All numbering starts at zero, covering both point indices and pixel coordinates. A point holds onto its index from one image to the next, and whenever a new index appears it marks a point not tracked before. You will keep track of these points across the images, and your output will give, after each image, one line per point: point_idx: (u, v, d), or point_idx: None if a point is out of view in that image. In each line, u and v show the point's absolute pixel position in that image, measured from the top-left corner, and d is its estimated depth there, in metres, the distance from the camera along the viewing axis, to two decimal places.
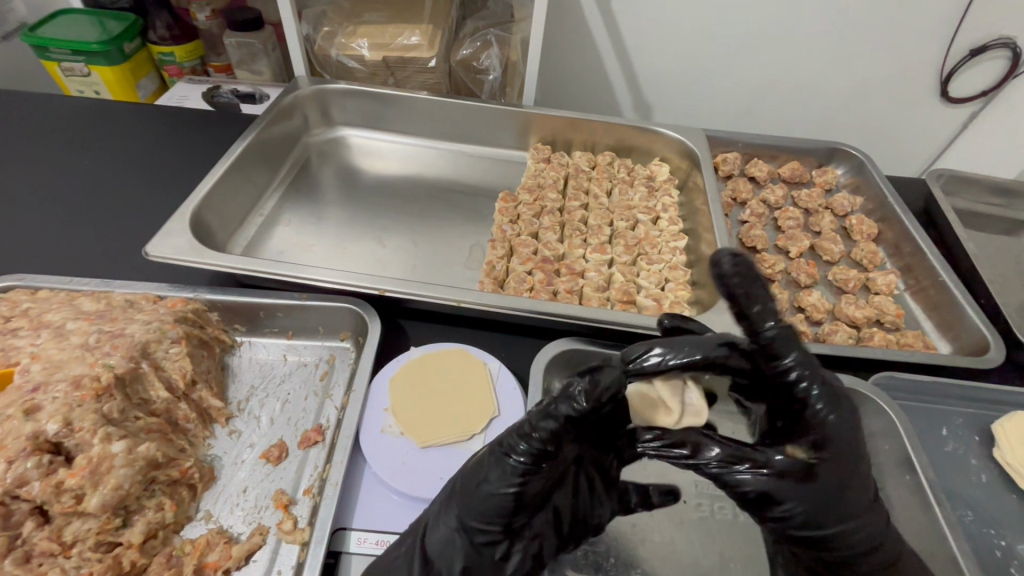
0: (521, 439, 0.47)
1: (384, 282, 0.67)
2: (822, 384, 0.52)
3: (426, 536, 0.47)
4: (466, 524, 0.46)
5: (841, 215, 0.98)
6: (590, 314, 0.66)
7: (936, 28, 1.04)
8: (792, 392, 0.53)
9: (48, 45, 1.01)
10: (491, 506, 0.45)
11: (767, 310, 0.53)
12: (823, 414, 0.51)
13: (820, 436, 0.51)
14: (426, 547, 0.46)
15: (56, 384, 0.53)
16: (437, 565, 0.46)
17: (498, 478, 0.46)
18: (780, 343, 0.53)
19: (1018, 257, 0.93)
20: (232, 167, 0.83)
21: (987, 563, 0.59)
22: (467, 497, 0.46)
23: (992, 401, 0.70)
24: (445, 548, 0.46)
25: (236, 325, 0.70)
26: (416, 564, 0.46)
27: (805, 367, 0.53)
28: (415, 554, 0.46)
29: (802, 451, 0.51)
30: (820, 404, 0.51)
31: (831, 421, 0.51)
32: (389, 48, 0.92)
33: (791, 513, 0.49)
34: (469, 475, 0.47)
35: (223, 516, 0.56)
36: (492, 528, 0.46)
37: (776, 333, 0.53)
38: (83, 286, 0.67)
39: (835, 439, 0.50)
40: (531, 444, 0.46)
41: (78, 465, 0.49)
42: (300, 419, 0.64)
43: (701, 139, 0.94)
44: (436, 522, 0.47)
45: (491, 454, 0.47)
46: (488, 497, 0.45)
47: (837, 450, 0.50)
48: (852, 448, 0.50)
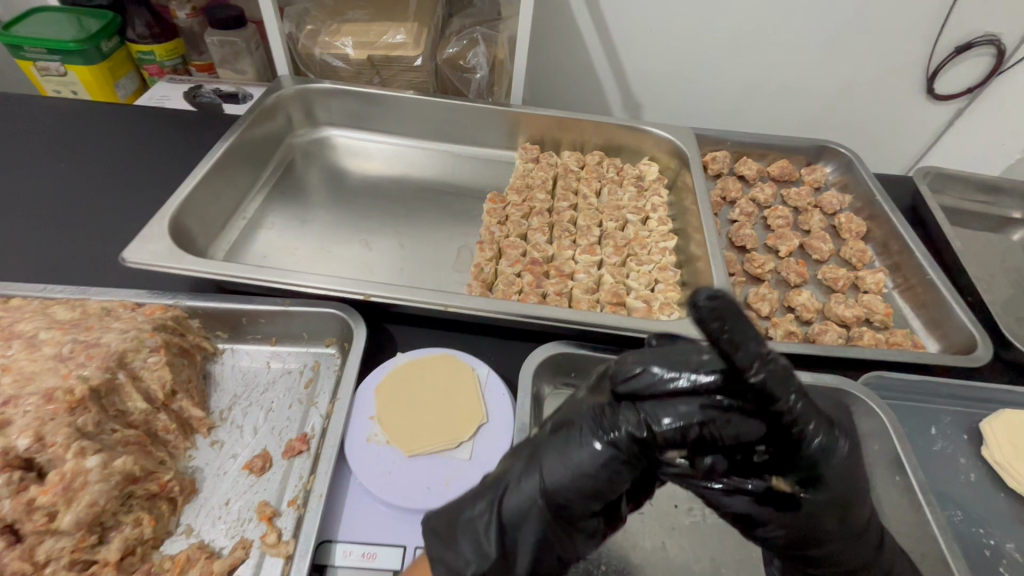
0: (611, 424, 0.44)
1: (368, 287, 0.65)
2: (818, 416, 0.41)
3: (506, 497, 0.46)
4: (548, 492, 0.44)
5: (829, 213, 0.97)
6: (579, 318, 0.65)
7: (922, 26, 1.04)
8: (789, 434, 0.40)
9: (23, 44, 0.97)
10: (576, 478, 0.44)
11: (752, 354, 0.37)
12: (821, 447, 0.41)
13: (818, 472, 0.42)
14: (502, 509, 0.45)
15: (28, 398, 0.52)
16: (511, 527, 0.45)
17: (585, 453, 0.44)
18: (771, 384, 0.38)
19: (1004, 254, 0.93)
20: (214, 169, 0.81)
21: (976, 562, 0.59)
22: (550, 464, 0.45)
23: (980, 399, 0.71)
24: (522, 512, 0.45)
25: (218, 332, 0.68)
26: (491, 525, 0.45)
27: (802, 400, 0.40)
28: (491, 515, 0.45)
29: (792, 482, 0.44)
30: (817, 439, 0.41)
31: (828, 454, 0.42)
32: (373, 46, 0.90)
33: (776, 534, 0.46)
34: (557, 443, 0.46)
35: (205, 530, 0.54)
36: (575, 501, 0.44)
37: (768, 378, 0.37)
38: (58, 294, 0.65)
39: (835, 470, 0.43)
40: (622, 432, 0.43)
41: (50, 481, 0.48)
42: (284, 428, 0.62)
43: (690, 138, 0.93)
44: (516, 487, 0.46)
45: (583, 427, 0.45)
46: (575, 471, 0.44)
47: (836, 482, 0.43)
48: (851, 475, 0.44)
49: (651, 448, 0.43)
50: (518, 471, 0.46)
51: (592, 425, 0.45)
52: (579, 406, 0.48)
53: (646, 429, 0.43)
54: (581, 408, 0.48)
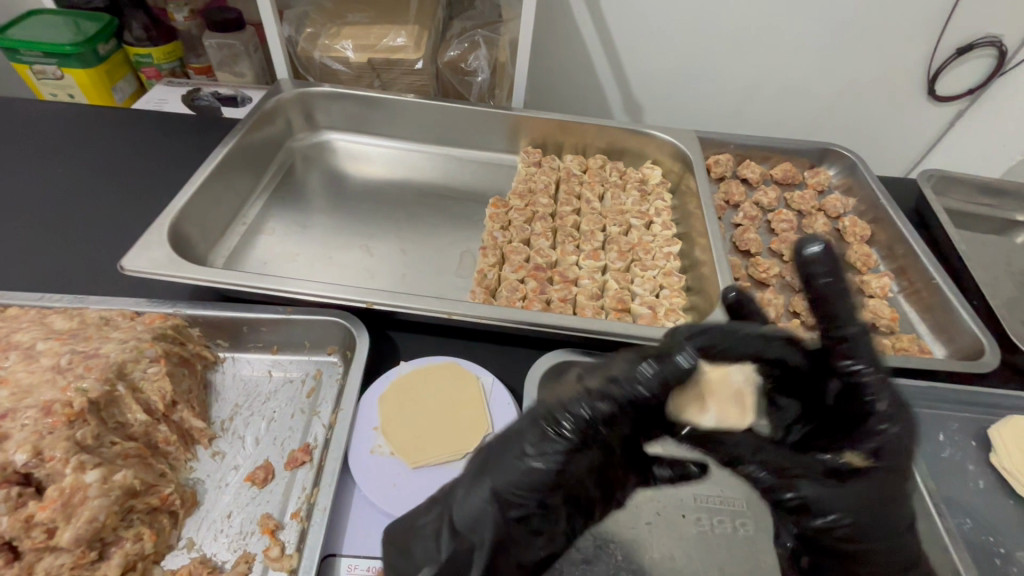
0: (563, 414, 0.42)
1: (371, 295, 0.64)
2: (890, 396, 0.47)
3: (453, 506, 0.43)
4: (500, 495, 0.42)
5: (833, 216, 0.97)
6: (585, 326, 0.64)
7: (925, 28, 1.04)
8: (858, 399, 0.48)
9: (19, 47, 0.96)
10: (527, 478, 0.41)
11: (846, 310, 0.47)
12: (886, 428, 0.46)
13: (880, 447, 0.46)
14: (453, 518, 0.43)
15: (26, 411, 0.51)
16: (467, 537, 0.42)
17: (534, 449, 0.42)
18: (857, 343, 0.48)
19: (1009, 257, 0.93)
20: (213, 174, 0.80)
21: (987, 572, 0.58)
22: (501, 466, 0.42)
23: (988, 405, 0.70)
24: (475, 521, 0.42)
25: (219, 341, 0.68)
26: (444, 534, 0.43)
27: (876, 375, 0.47)
28: (444, 523, 0.44)
29: (857, 458, 0.47)
30: (884, 419, 0.46)
31: (892, 432, 0.46)
32: (374, 49, 0.89)
33: (836, 523, 0.45)
34: (504, 445, 0.43)
35: (206, 543, 0.54)
36: (528, 501, 0.42)
37: (854, 334, 0.48)
38: (55, 303, 0.64)
39: (897, 452, 0.46)
40: (572, 419, 0.42)
41: (49, 497, 0.47)
42: (286, 438, 0.61)
43: (693, 142, 0.93)
44: (465, 495, 0.43)
45: (529, 425, 0.43)
46: (523, 470, 0.42)
47: (894, 461, 0.46)
48: (907, 459, 0.46)
49: (601, 434, 0.42)
50: (467, 476, 0.44)
51: (544, 418, 0.43)
52: (526, 404, 0.45)
53: (594, 409, 0.42)
54: (535, 406, 0.45)
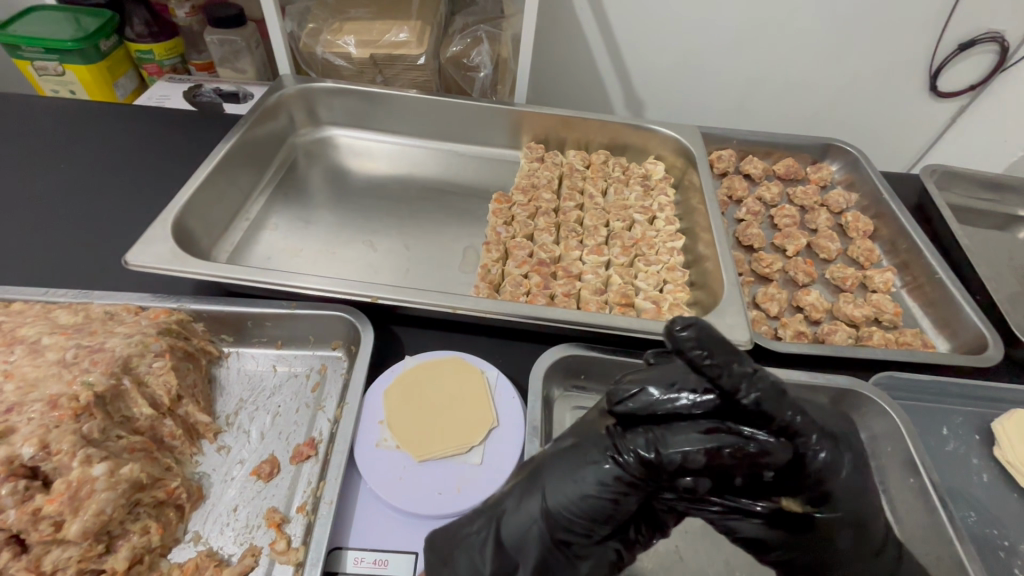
0: (622, 446, 0.42)
1: (376, 290, 0.64)
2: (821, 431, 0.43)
3: (501, 521, 0.44)
4: (551, 516, 0.42)
5: (836, 212, 0.97)
6: (590, 320, 0.64)
7: (928, 23, 1.03)
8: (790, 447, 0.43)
9: (21, 43, 0.96)
10: (581, 505, 0.42)
11: (743, 375, 0.40)
12: (827, 462, 0.43)
13: (827, 489, 0.44)
14: (501, 532, 0.44)
15: (33, 404, 0.51)
16: (511, 551, 0.43)
17: (593, 479, 0.42)
18: (770, 404, 0.40)
19: (1011, 252, 0.93)
20: (217, 170, 0.80)
21: (991, 563, 0.58)
22: (556, 490, 0.43)
23: (991, 399, 0.70)
24: (521, 537, 0.43)
25: (224, 336, 0.68)
26: (488, 547, 0.44)
27: (802, 417, 0.42)
28: (491, 536, 0.44)
29: (798, 503, 0.46)
30: (824, 453, 0.43)
31: (834, 469, 0.44)
32: (376, 45, 0.89)
33: (787, 557, 0.47)
34: (562, 468, 0.43)
35: (213, 537, 0.54)
36: (577, 528, 0.42)
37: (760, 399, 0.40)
38: (59, 297, 0.64)
39: (840, 487, 0.45)
40: (632, 455, 0.41)
41: (56, 490, 0.47)
42: (291, 433, 0.61)
43: (696, 137, 0.93)
44: (516, 506, 0.44)
45: (589, 450, 0.43)
46: (580, 495, 0.42)
47: (842, 499, 0.45)
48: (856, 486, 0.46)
49: (655, 479, 0.41)
50: (518, 493, 0.45)
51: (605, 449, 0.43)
52: (587, 430, 0.46)
53: (656, 453, 0.41)
54: (590, 430, 0.46)
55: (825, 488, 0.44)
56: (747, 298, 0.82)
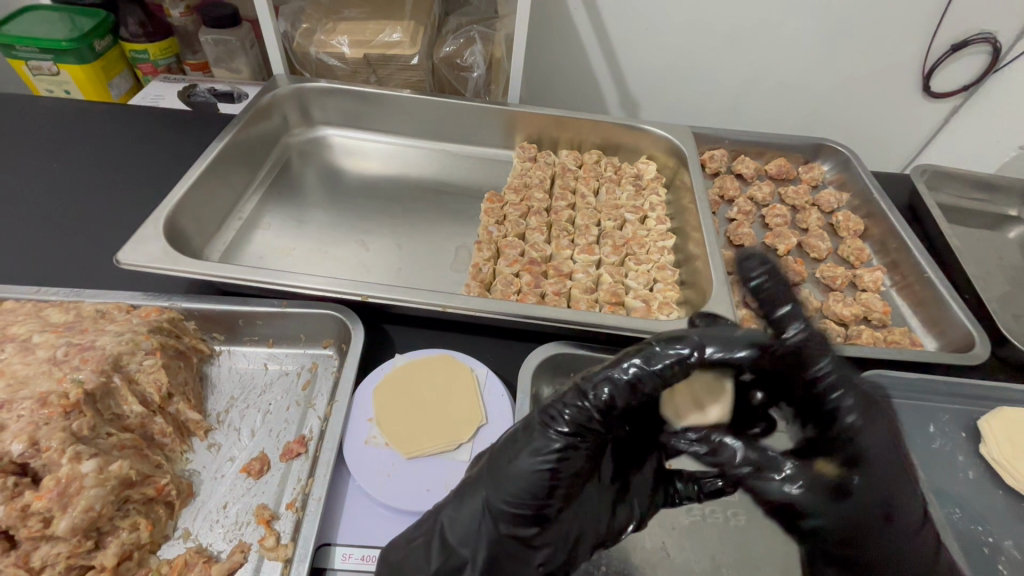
0: (560, 412, 0.44)
1: (366, 288, 0.64)
2: (855, 394, 0.51)
3: (446, 522, 0.44)
4: (493, 506, 0.43)
5: (827, 211, 0.98)
6: (578, 318, 0.64)
7: (919, 24, 1.04)
8: (827, 407, 0.52)
9: (15, 43, 0.96)
10: (522, 487, 0.42)
11: (792, 315, 0.54)
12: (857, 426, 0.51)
13: (856, 451, 0.50)
14: (446, 531, 0.44)
15: (22, 402, 0.51)
16: (458, 548, 0.43)
17: (530, 454, 0.43)
18: (810, 347, 0.52)
19: (1000, 251, 0.94)
20: (209, 169, 0.81)
21: (975, 559, 0.59)
22: (497, 478, 0.43)
23: (977, 397, 0.71)
24: (467, 534, 0.43)
25: (215, 334, 0.68)
26: (435, 543, 0.44)
27: (840, 373, 0.52)
28: (435, 538, 0.44)
29: (832, 466, 0.52)
30: (856, 417, 0.50)
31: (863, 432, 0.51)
32: (370, 45, 0.89)
33: (822, 527, 0.50)
34: (500, 455, 0.44)
35: (202, 534, 0.54)
36: (522, 512, 0.42)
37: (804, 337, 0.53)
38: (51, 296, 0.64)
39: (869, 450, 0.50)
40: (571, 416, 0.44)
41: (45, 487, 0.47)
42: (282, 431, 0.62)
43: (687, 137, 0.93)
44: (455, 512, 0.44)
45: (526, 431, 0.44)
46: (520, 477, 0.42)
47: (875, 464, 0.50)
48: (882, 445, 0.50)
49: (597, 426, 0.44)
50: (458, 493, 0.45)
51: (541, 421, 0.44)
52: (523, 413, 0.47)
53: (597, 404, 0.44)
54: (532, 409, 0.47)
55: (856, 449, 0.50)
56: (737, 297, 0.83)
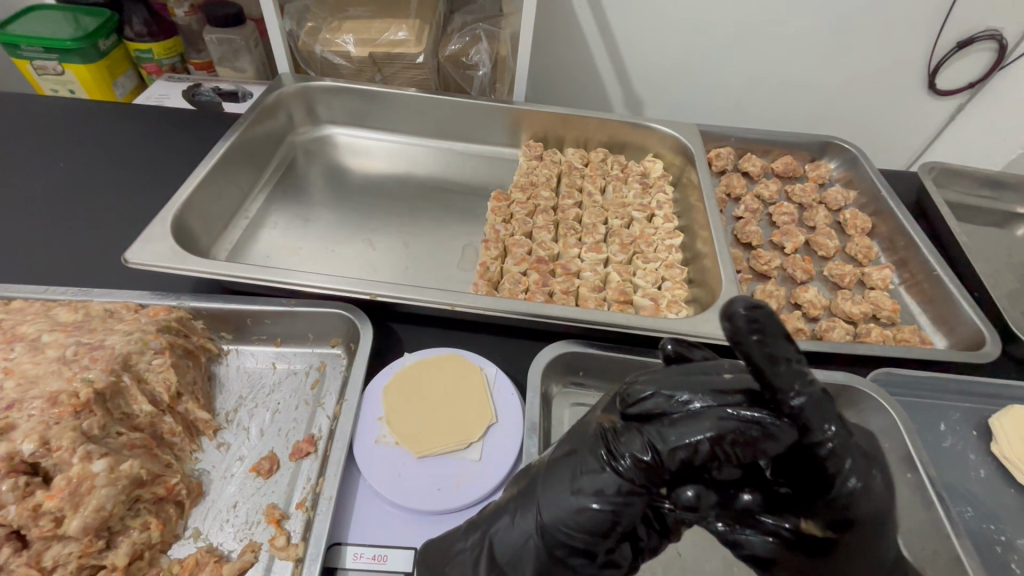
0: (619, 452, 0.41)
1: (374, 287, 0.64)
2: (855, 455, 0.41)
3: (495, 538, 0.45)
4: (546, 532, 0.42)
5: (834, 209, 0.97)
6: (588, 317, 0.64)
7: (926, 22, 1.04)
8: (823, 469, 0.40)
9: (20, 42, 0.96)
10: (579, 522, 0.41)
11: (795, 375, 0.37)
12: (858, 490, 0.41)
13: (852, 515, 0.41)
14: (495, 547, 0.45)
15: (32, 401, 0.51)
16: (507, 565, 0.44)
17: (590, 489, 0.41)
18: (814, 413, 0.38)
19: (1008, 249, 0.93)
20: (215, 168, 0.80)
21: (988, 558, 0.59)
22: (552, 508, 0.42)
23: (987, 395, 0.70)
24: (516, 551, 0.44)
25: (223, 333, 0.68)
26: (484, 558, 0.45)
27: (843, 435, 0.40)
28: (482, 552, 0.45)
29: (817, 526, 0.43)
30: (854, 481, 0.41)
31: (862, 495, 0.41)
32: (375, 44, 0.89)
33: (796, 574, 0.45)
34: (553, 475, 0.43)
35: (213, 533, 0.54)
36: (574, 542, 0.41)
37: (807, 404, 0.37)
38: (59, 296, 0.64)
39: (867, 515, 0.42)
40: (629, 459, 0.41)
41: (57, 486, 0.47)
42: (291, 430, 0.62)
43: (694, 135, 0.93)
44: (507, 525, 0.45)
45: (583, 459, 0.42)
46: (576, 509, 0.41)
47: (865, 524, 0.42)
48: (878, 502, 0.42)
49: (663, 475, 0.40)
50: (511, 508, 0.45)
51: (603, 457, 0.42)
52: (576, 434, 0.45)
53: (652, 451, 0.40)
54: (586, 434, 0.44)
55: (849, 514, 0.41)
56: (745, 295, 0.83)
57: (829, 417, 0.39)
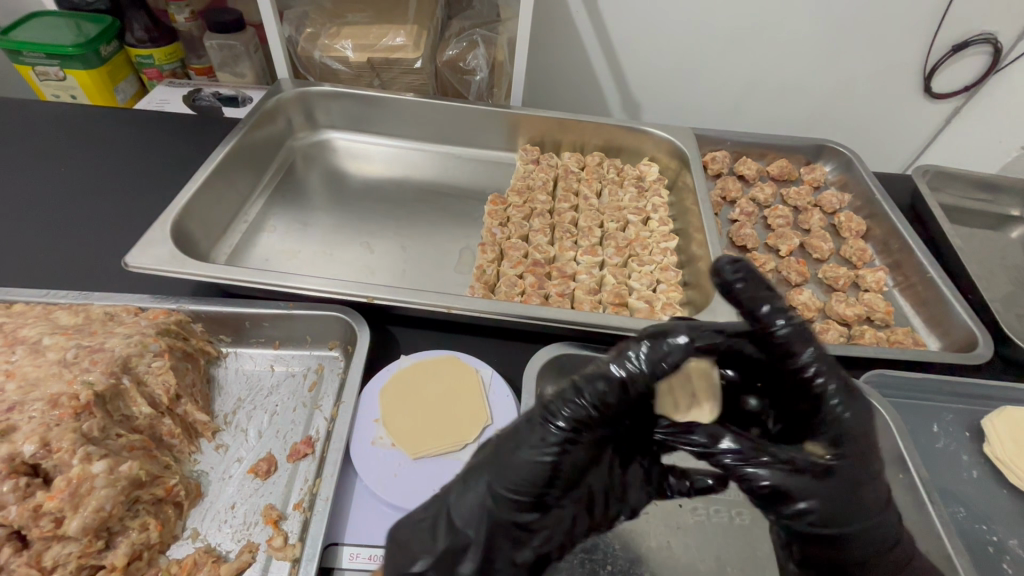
0: (558, 413, 0.44)
1: (371, 290, 0.65)
2: (840, 377, 0.47)
3: (451, 503, 0.44)
4: (496, 490, 0.43)
5: (829, 212, 0.98)
6: (583, 319, 0.65)
7: (918, 26, 1.05)
8: (810, 388, 0.46)
9: (22, 49, 0.97)
10: (525, 475, 0.43)
11: (779, 311, 0.46)
12: (841, 408, 0.46)
13: (839, 430, 0.45)
14: (450, 513, 0.44)
15: (33, 403, 0.52)
16: (462, 530, 0.43)
17: (532, 444, 0.43)
18: (795, 339, 0.46)
19: (1003, 252, 0.94)
20: (214, 172, 0.81)
21: (980, 558, 0.59)
22: (500, 465, 0.44)
23: (981, 396, 0.71)
24: (472, 515, 0.43)
25: (222, 336, 0.69)
26: (441, 526, 0.44)
27: (823, 357, 0.46)
28: (441, 518, 0.44)
29: (821, 446, 0.46)
30: (840, 400, 0.46)
31: (848, 412, 0.45)
32: (373, 49, 0.90)
33: (816, 510, 0.44)
34: (501, 442, 0.45)
35: (211, 534, 0.54)
36: (527, 499, 0.43)
37: (791, 333, 0.46)
38: (60, 299, 0.65)
39: (857, 431, 0.45)
40: (566, 417, 0.43)
41: (57, 487, 0.48)
42: (289, 432, 0.62)
43: (689, 139, 0.94)
44: (461, 492, 0.44)
45: (525, 423, 0.45)
46: (521, 466, 0.43)
47: (858, 441, 0.45)
48: (870, 433, 0.46)
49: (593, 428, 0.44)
50: (465, 476, 0.45)
51: (541, 418, 0.44)
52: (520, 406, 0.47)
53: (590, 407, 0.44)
54: (526, 405, 0.47)
55: (838, 431, 0.45)
56: None
57: (813, 344, 0.47)
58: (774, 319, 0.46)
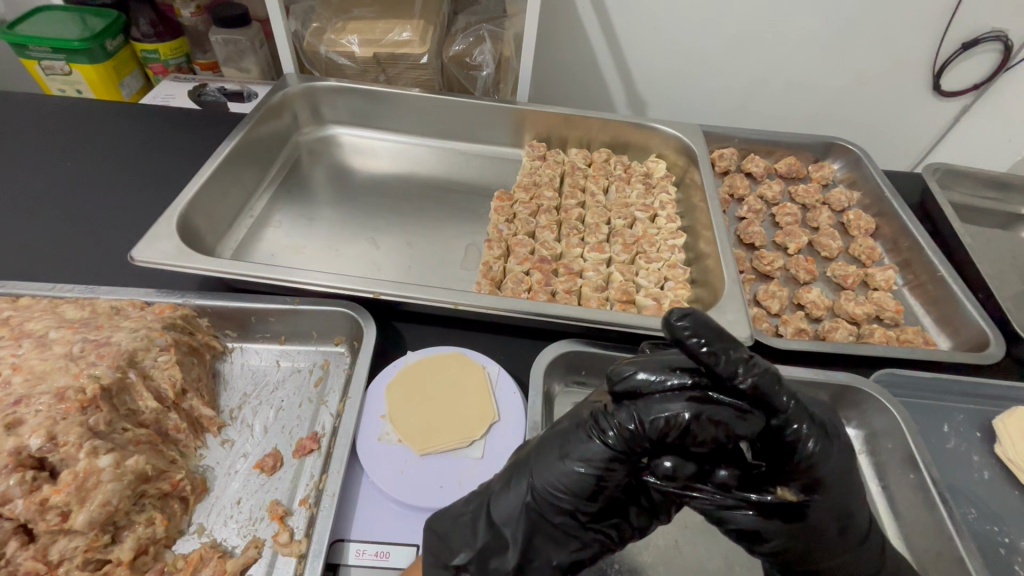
0: (608, 427, 0.43)
1: (377, 285, 0.64)
2: (811, 418, 0.41)
3: (492, 503, 0.45)
4: (536, 491, 0.43)
5: (838, 210, 0.97)
6: (591, 317, 0.64)
7: (929, 24, 1.04)
8: (781, 434, 0.41)
9: (27, 43, 0.97)
10: (566, 484, 0.42)
11: (737, 361, 0.39)
12: (816, 452, 0.41)
13: (815, 477, 0.42)
14: (492, 511, 0.45)
15: (40, 397, 0.52)
16: (502, 528, 0.44)
17: (579, 453, 0.43)
18: (764, 387, 0.40)
19: (1013, 252, 0.93)
20: (221, 167, 0.81)
21: (991, 560, 0.58)
22: (541, 470, 0.44)
23: (992, 397, 0.70)
24: (512, 513, 0.44)
25: (227, 331, 0.68)
26: (482, 522, 0.45)
27: (796, 404, 0.41)
28: (481, 513, 0.46)
29: (792, 491, 0.42)
30: (812, 443, 0.41)
31: (823, 457, 0.41)
32: (379, 44, 0.89)
33: (783, 548, 0.44)
34: (547, 446, 0.44)
35: (217, 529, 0.54)
36: (566, 506, 0.43)
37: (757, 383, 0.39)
38: (66, 292, 0.65)
39: (830, 474, 0.42)
40: (615, 432, 0.42)
41: (63, 481, 0.48)
42: (294, 427, 0.62)
43: (698, 136, 0.93)
44: (503, 492, 0.45)
45: (573, 432, 0.44)
46: (565, 473, 0.43)
47: (831, 483, 0.42)
48: (841, 469, 0.43)
49: (647, 449, 0.42)
50: (506, 475, 0.46)
51: (589, 429, 0.43)
52: (571, 411, 0.47)
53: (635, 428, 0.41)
54: (580, 413, 0.46)
55: (815, 474, 0.42)
56: (748, 295, 0.83)
57: (782, 390, 0.41)
58: (734, 372, 0.39)
